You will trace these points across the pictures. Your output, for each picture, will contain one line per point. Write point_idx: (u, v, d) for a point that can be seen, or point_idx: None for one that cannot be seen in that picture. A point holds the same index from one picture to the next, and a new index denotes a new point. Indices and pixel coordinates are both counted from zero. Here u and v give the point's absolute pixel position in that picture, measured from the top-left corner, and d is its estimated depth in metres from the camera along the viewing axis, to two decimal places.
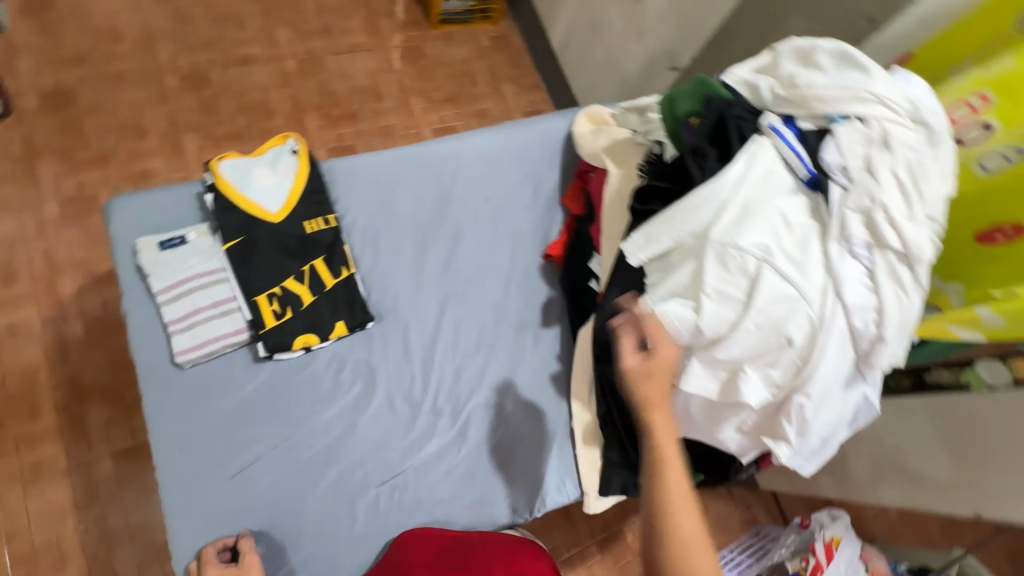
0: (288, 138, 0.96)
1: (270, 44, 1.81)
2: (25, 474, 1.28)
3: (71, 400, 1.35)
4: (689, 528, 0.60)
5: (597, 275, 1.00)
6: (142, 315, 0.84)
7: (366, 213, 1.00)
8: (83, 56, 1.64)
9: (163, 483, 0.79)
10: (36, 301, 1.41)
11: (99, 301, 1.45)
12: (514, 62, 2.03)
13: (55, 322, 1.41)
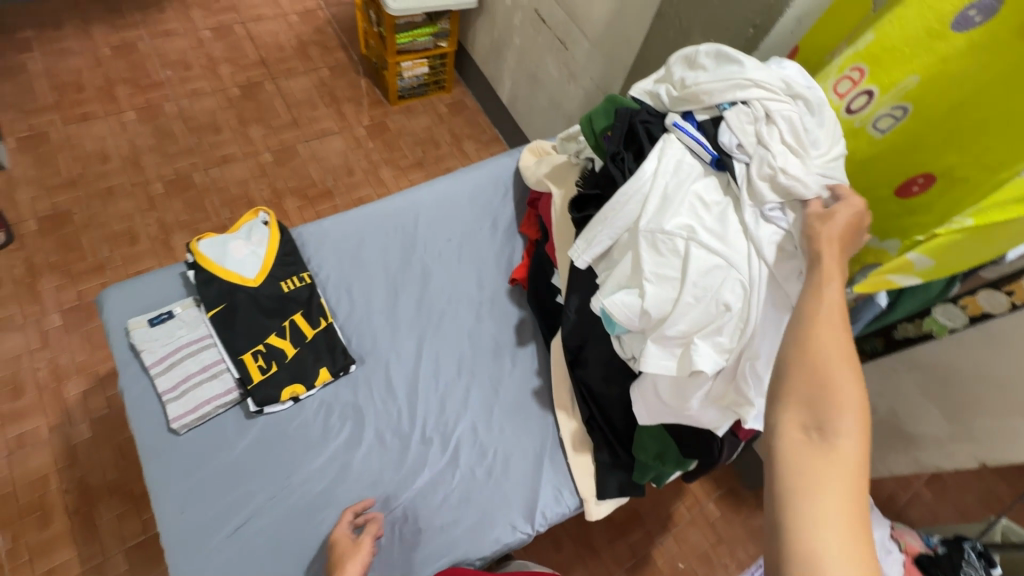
0: (260, 213, 1.06)
1: (241, 138, 1.97)
2: None
3: (80, 506, 1.39)
4: (840, 302, 0.56)
5: (559, 289, 1.07)
6: (138, 390, 0.90)
7: (339, 268, 1.08)
8: (72, 178, 1.79)
9: (168, 547, 0.82)
10: (45, 412, 1.47)
11: (103, 402, 1.51)
12: (473, 119, 2.19)
13: (61, 429, 1.46)
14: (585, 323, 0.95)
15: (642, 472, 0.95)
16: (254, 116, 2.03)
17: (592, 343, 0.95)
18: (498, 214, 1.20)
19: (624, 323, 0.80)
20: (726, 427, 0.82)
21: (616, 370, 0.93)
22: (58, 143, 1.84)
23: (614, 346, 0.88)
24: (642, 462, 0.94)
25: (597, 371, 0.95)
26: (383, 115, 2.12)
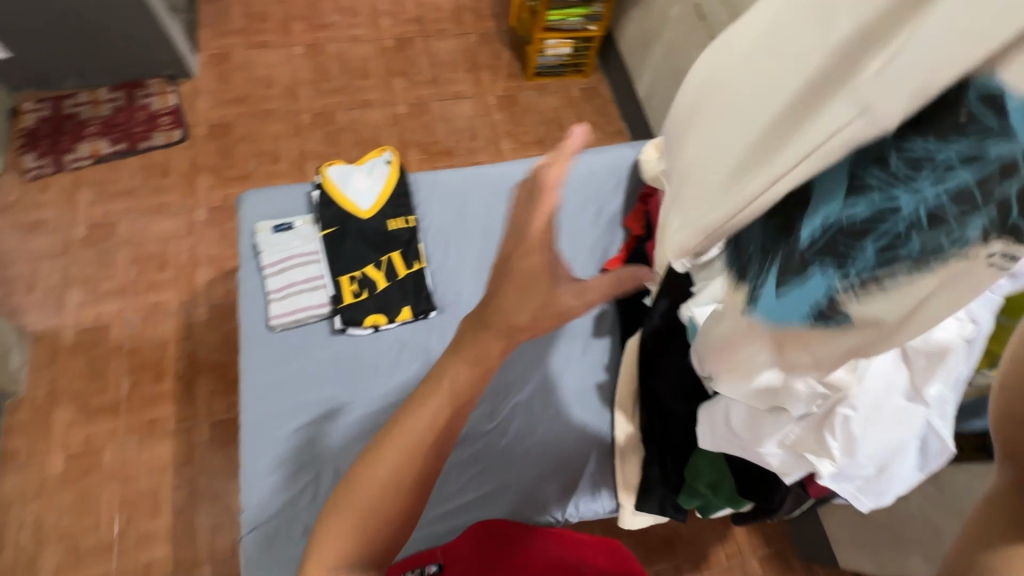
0: (385, 153, 1.13)
1: (389, 87, 2.10)
2: (143, 427, 1.58)
3: (187, 374, 1.64)
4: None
5: (650, 291, 1.03)
6: (252, 284, 1.01)
7: (442, 219, 1.13)
8: (244, 95, 2.03)
9: (244, 424, 0.92)
10: (178, 289, 1.74)
11: (223, 293, 1.75)
12: (607, 110, 2.16)
13: (187, 307, 1.72)
14: (669, 331, 0.91)
15: (690, 497, 0.90)
16: (404, 68, 2.15)
17: (671, 353, 0.90)
18: (605, 203, 1.17)
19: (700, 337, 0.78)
20: (798, 476, 0.75)
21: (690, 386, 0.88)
22: (241, 63, 2.09)
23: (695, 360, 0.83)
24: (692, 487, 0.89)
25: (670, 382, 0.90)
26: (520, 89, 2.15)
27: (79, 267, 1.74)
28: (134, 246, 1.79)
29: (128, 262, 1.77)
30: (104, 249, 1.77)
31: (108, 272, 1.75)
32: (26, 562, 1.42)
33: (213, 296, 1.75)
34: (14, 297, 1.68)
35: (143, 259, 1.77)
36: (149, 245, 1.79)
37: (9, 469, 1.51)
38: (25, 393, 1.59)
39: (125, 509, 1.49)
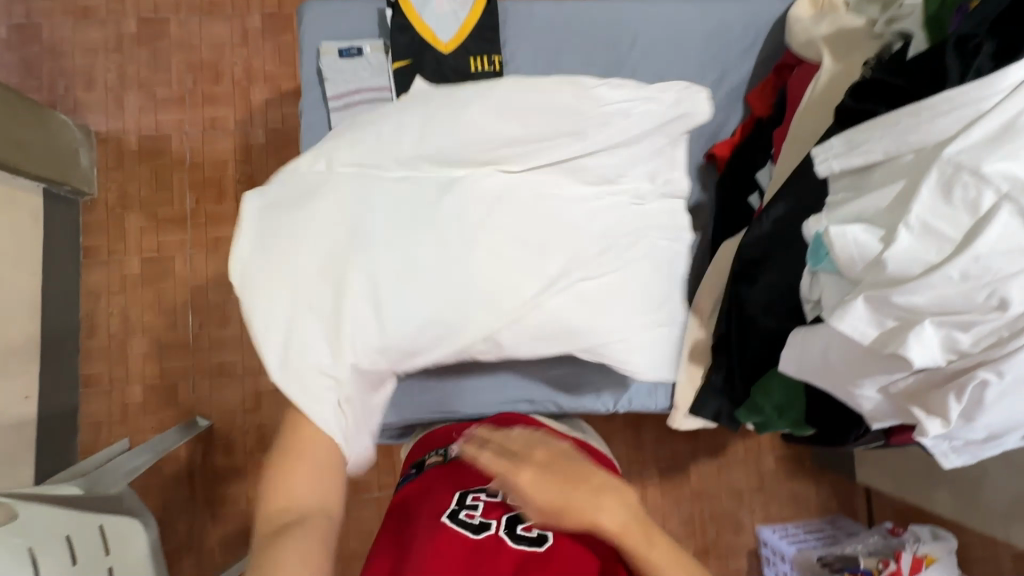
0: None
1: None
2: (208, 243, 1.64)
3: None
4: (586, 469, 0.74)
5: (761, 189, 0.90)
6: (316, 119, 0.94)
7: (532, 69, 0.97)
8: None
9: None
10: (234, 105, 1.66)
11: (279, 117, 1.66)
12: None
13: (243, 126, 1.66)
14: (776, 240, 0.79)
15: (750, 413, 0.85)
16: None
17: (773, 265, 0.79)
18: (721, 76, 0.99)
19: (834, 261, 0.65)
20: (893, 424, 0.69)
21: (787, 304, 0.79)
22: None
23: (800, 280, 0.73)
24: (757, 404, 0.84)
25: (766, 296, 0.80)
26: None
27: (133, 67, 1.65)
28: (187, 50, 1.66)
29: (181, 68, 1.65)
30: (157, 50, 1.65)
31: (162, 76, 1.65)
32: (118, 346, 1.60)
33: (269, 119, 1.66)
34: (73, 91, 1.63)
35: (198, 67, 1.66)
36: (202, 51, 1.66)
37: (92, 263, 1.62)
38: (98, 194, 1.63)
39: (198, 314, 1.62)
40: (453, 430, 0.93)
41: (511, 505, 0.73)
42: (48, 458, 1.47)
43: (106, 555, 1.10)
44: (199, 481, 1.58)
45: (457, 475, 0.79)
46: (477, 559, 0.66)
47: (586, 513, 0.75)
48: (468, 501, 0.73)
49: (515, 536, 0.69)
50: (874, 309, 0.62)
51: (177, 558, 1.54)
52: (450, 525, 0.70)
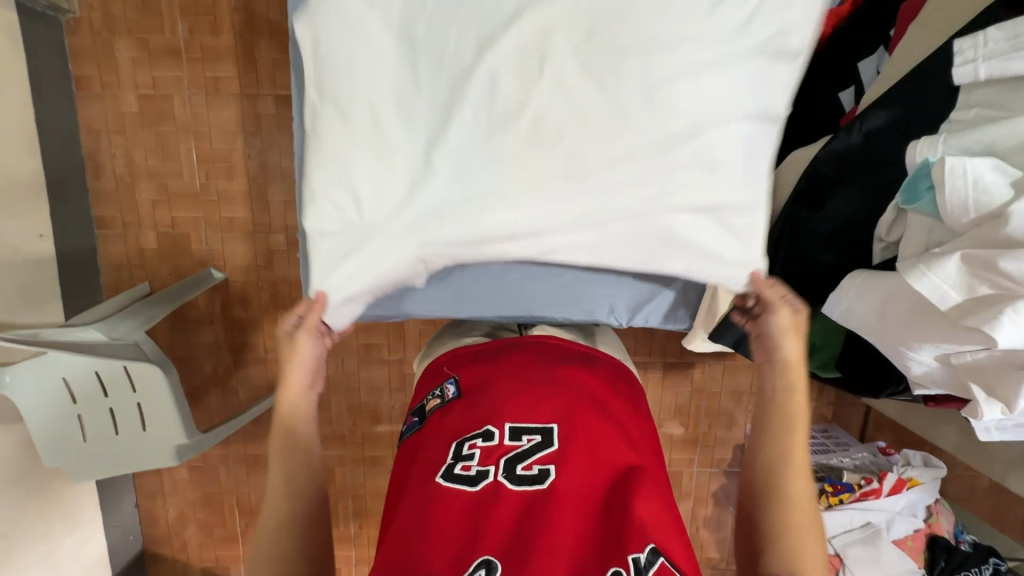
0: None
1: None
2: (207, 84, 1.49)
3: (245, 31, 1.45)
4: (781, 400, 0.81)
5: (852, 95, 0.83)
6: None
7: None
8: None
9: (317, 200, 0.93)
10: None
11: None
12: None
13: None
14: (850, 164, 0.75)
15: None
16: None
17: (844, 191, 0.77)
18: None
19: (937, 210, 0.65)
20: (934, 390, 0.73)
21: (848, 236, 0.79)
22: None
23: (883, 217, 0.74)
24: None
25: (823, 225, 0.79)
26: None
27: None
28: None
29: None
30: None
31: None
32: (126, 190, 1.55)
33: None
34: None
35: None
36: None
37: (86, 95, 1.49)
38: (82, 14, 1.45)
39: (205, 164, 1.53)
40: (450, 363, 0.88)
41: (509, 448, 0.71)
42: (75, 295, 1.52)
43: (134, 392, 1.25)
44: (220, 328, 1.65)
45: (454, 418, 0.77)
46: (479, 511, 0.66)
47: (588, 426, 0.73)
48: (466, 451, 0.72)
49: (513, 478, 0.69)
50: (968, 270, 0.62)
51: (208, 394, 1.69)
52: (446, 482, 0.69)
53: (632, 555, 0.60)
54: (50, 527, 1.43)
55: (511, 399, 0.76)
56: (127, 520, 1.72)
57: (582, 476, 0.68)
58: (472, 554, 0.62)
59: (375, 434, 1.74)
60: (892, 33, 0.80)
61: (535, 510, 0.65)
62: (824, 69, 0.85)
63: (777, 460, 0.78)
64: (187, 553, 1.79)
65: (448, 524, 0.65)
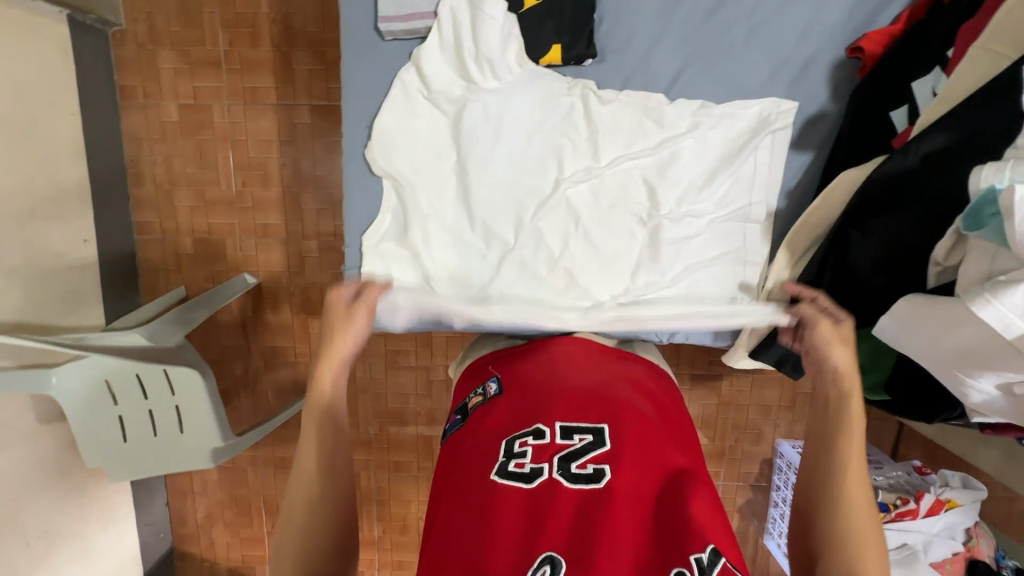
0: None
1: None
2: (245, 94, 1.52)
3: (284, 43, 1.49)
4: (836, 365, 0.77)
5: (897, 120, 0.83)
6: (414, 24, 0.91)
7: None
8: None
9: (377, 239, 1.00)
10: None
11: None
12: None
13: None
14: (899, 188, 0.75)
15: None
16: None
17: (893, 218, 0.77)
18: None
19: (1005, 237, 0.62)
20: (992, 417, 0.72)
21: (897, 261, 0.78)
22: None
23: (941, 242, 0.72)
24: None
25: (873, 248, 0.79)
26: None
27: None
28: None
29: None
30: None
31: None
32: (165, 196, 1.59)
33: None
34: None
35: None
36: None
37: (129, 105, 1.54)
38: (127, 26, 1.50)
39: (242, 173, 1.57)
40: (492, 365, 0.89)
41: (561, 446, 0.68)
42: (115, 298, 1.57)
43: (173, 395, 1.28)
44: (252, 332, 1.68)
45: (498, 420, 0.74)
46: (535, 508, 0.62)
47: (639, 425, 0.71)
48: (517, 449, 0.69)
49: (569, 476, 0.65)
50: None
51: (239, 396, 1.72)
52: (500, 481, 0.65)
53: (695, 554, 0.55)
54: (88, 524, 1.47)
55: (559, 399, 0.74)
56: (158, 518, 1.76)
57: (640, 475, 0.65)
58: (534, 551, 0.57)
59: (400, 439, 1.75)
60: (949, 53, 0.78)
61: (597, 507, 0.61)
62: (873, 91, 0.85)
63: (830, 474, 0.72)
64: (215, 552, 1.82)
65: (506, 521, 0.60)
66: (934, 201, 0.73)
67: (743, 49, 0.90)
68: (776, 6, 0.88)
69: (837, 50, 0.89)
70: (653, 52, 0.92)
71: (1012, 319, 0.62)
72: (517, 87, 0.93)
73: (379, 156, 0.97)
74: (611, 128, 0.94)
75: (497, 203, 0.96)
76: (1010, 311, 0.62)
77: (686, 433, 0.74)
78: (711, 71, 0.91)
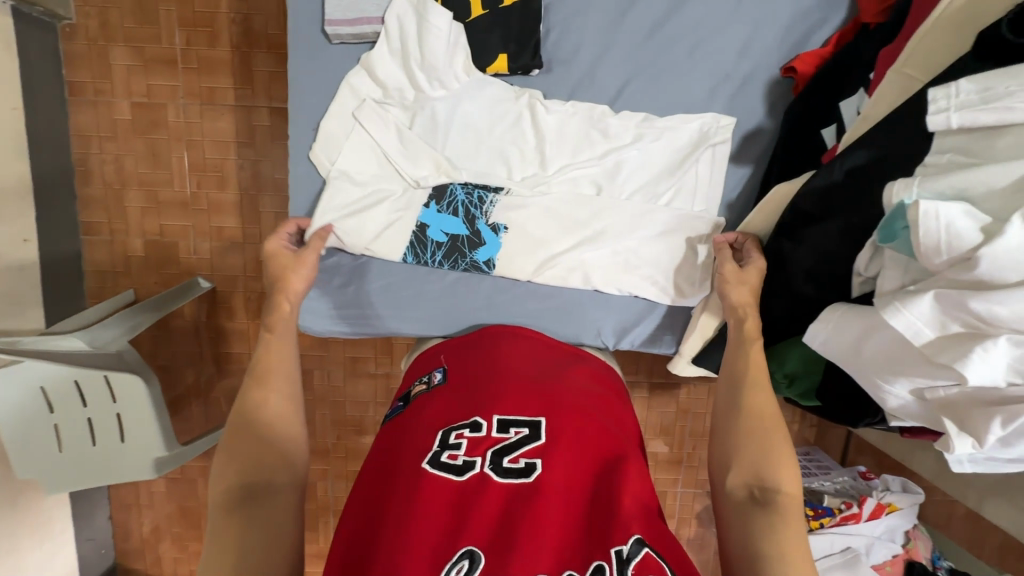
0: None
1: None
2: (201, 94, 1.49)
3: (242, 44, 1.47)
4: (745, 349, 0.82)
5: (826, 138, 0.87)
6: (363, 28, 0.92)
7: None
8: None
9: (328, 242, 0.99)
10: None
11: None
12: None
13: None
14: (829, 200, 0.78)
15: None
16: None
17: (825, 228, 0.79)
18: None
19: (911, 249, 0.66)
20: (907, 421, 0.75)
21: (828, 272, 0.80)
22: None
23: (860, 254, 0.75)
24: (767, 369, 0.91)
25: (804, 258, 0.82)
26: None
27: None
28: None
29: None
30: None
31: None
32: (114, 196, 1.54)
33: None
34: None
35: None
36: None
37: (78, 101, 1.48)
38: (78, 21, 1.45)
39: (196, 174, 1.53)
40: (440, 354, 0.89)
41: (496, 440, 0.70)
42: (57, 302, 1.50)
43: (114, 402, 1.23)
44: (205, 337, 1.63)
45: (436, 410, 0.75)
46: (464, 500, 0.64)
47: (575, 419, 0.73)
48: (451, 441, 0.70)
49: (501, 470, 0.67)
50: (941, 308, 0.64)
51: (190, 404, 1.66)
52: (429, 470, 0.66)
53: (616, 547, 0.59)
54: (20, 540, 1.39)
55: (499, 393, 0.76)
56: (100, 533, 1.67)
57: (572, 471, 0.67)
58: (456, 545, 0.59)
59: (358, 448, 1.72)
60: (871, 77, 0.83)
61: (526, 500, 0.63)
62: (805, 110, 0.89)
63: (760, 457, 0.72)
64: (161, 567, 1.74)
65: (434, 512, 0.62)
66: (856, 214, 0.76)
67: (688, 65, 0.93)
68: (720, 25, 0.92)
69: (774, 68, 0.93)
70: (602, 66, 0.94)
71: (922, 326, 0.66)
72: (465, 94, 0.95)
73: (326, 157, 0.96)
74: (558, 136, 0.96)
75: (444, 207, 0.97)
76: (921, 320, 0.65)
77: (620, 425, 0.77)
78: (653, 84, 0.94)
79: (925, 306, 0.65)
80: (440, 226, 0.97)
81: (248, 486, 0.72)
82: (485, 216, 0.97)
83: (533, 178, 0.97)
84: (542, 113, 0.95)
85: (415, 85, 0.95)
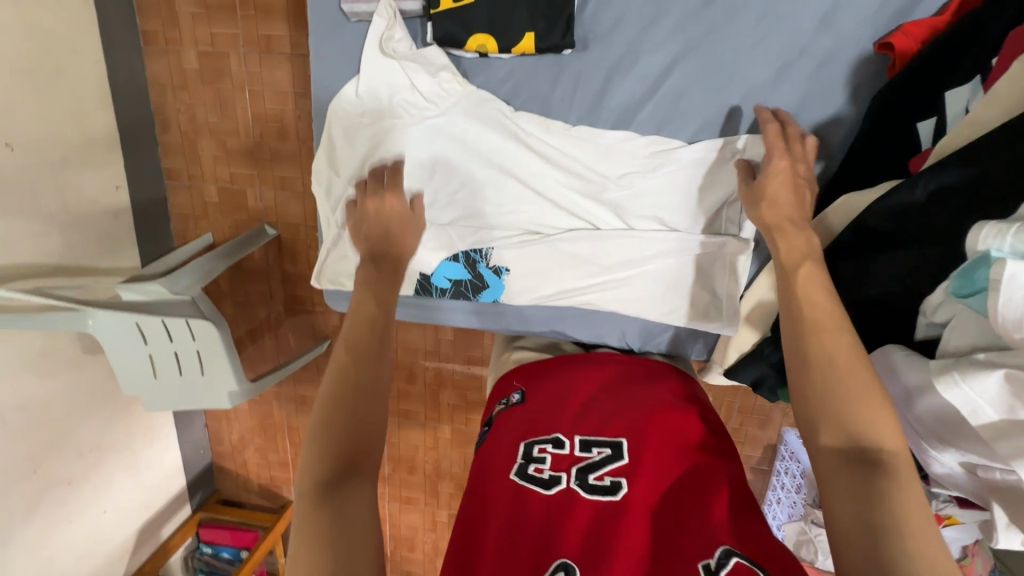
0: None
1: None
2: (261, 43, 1.50)
3: None
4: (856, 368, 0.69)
5: (927, 125, 0.85)
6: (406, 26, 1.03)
7: None
8: None
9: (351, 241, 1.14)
10: None
11: None
12: None
13: None
14: (902, 220, 0.80)
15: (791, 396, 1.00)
16: None
17: (894, 255, 0.81)
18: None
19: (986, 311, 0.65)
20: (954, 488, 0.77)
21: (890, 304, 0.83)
22: None
23: (932, 295, 0.76)
24: None
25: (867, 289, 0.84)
26: None
27: None
28: None
29: None
30: None
31: None
32: (190, 144, 1.63)
33: None
34: None
35: None
36: None
37: (153, 51, 1.55)
38: None
39: (260, 124, 1.58)
40: (517, 380, 0.98)
41: (579, 458, 0.76)
42: (149, 242, 1.67)
43: (193, 340, 1.39)
44: (273, 280, 1.76)
45: (520, 430, 0.84)
46: (551, 512, 0.69)
47: (657, 436, 0.76)
48: (536, 455, 0.77)
49: (588, 485, 0.72)
50: (1008, 391, 0.63)
51: (263, 337, 1.84)
52: (521, 484, 0.73)
53: (704, 560, 0.60)
54: (135, 440, 1.67)
55: (579, 416, 0.83)
56: (198, 436, 1.97)
57: (655, 486, 0.71)
58: (550, 558, 0.64)
59: (409, 390, 1.84)
60: (990, 64, 0.78)
61: (613, 515, 0.68)
62: (899, 96, 0.88)
63: (859, 418, 0.66)
64: (247, 470, 2.04)
65: (527, 523, 0.68)
66: (931, 246, 0.76)
67: (753, 33, 0.95)
68: None
69: (867, 44, 0.93)
70: (650, 55, 0.99)
71: (978, 401, 0.65)
72: (468, 100, 1.05)
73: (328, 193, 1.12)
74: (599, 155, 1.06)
75: (461, 221, 1.13)
76: (980, 397, 0.65)
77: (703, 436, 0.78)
78: (674, 85, 1.00)
79: (991, 382, 0.64)
80: (443, 274, 1.15)
81: (343, 471, 0.68)
82: (485, 260, 1.13)
83: (537, 192, 1.09)
84: (541, 130, 1.06)
85: (398, 116, 1.07)
